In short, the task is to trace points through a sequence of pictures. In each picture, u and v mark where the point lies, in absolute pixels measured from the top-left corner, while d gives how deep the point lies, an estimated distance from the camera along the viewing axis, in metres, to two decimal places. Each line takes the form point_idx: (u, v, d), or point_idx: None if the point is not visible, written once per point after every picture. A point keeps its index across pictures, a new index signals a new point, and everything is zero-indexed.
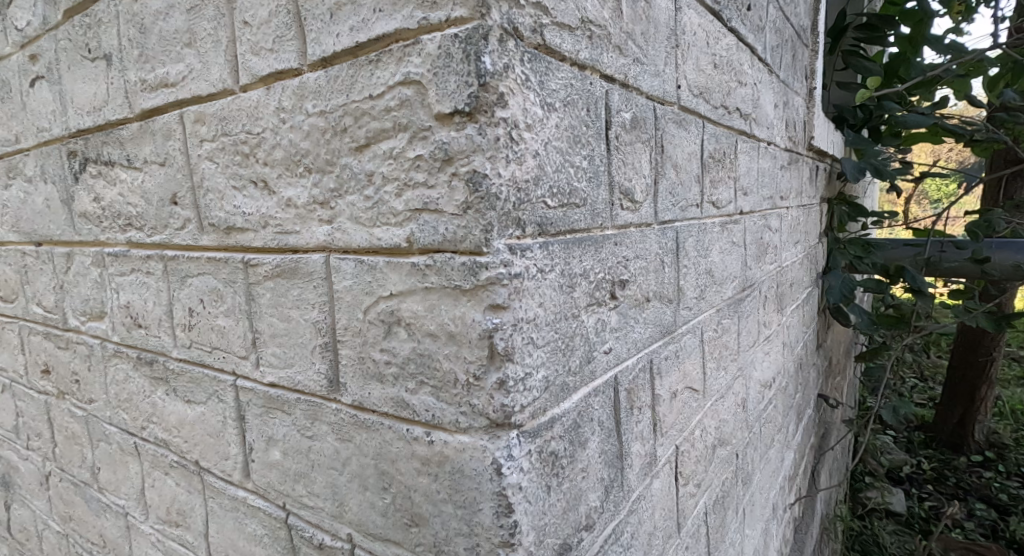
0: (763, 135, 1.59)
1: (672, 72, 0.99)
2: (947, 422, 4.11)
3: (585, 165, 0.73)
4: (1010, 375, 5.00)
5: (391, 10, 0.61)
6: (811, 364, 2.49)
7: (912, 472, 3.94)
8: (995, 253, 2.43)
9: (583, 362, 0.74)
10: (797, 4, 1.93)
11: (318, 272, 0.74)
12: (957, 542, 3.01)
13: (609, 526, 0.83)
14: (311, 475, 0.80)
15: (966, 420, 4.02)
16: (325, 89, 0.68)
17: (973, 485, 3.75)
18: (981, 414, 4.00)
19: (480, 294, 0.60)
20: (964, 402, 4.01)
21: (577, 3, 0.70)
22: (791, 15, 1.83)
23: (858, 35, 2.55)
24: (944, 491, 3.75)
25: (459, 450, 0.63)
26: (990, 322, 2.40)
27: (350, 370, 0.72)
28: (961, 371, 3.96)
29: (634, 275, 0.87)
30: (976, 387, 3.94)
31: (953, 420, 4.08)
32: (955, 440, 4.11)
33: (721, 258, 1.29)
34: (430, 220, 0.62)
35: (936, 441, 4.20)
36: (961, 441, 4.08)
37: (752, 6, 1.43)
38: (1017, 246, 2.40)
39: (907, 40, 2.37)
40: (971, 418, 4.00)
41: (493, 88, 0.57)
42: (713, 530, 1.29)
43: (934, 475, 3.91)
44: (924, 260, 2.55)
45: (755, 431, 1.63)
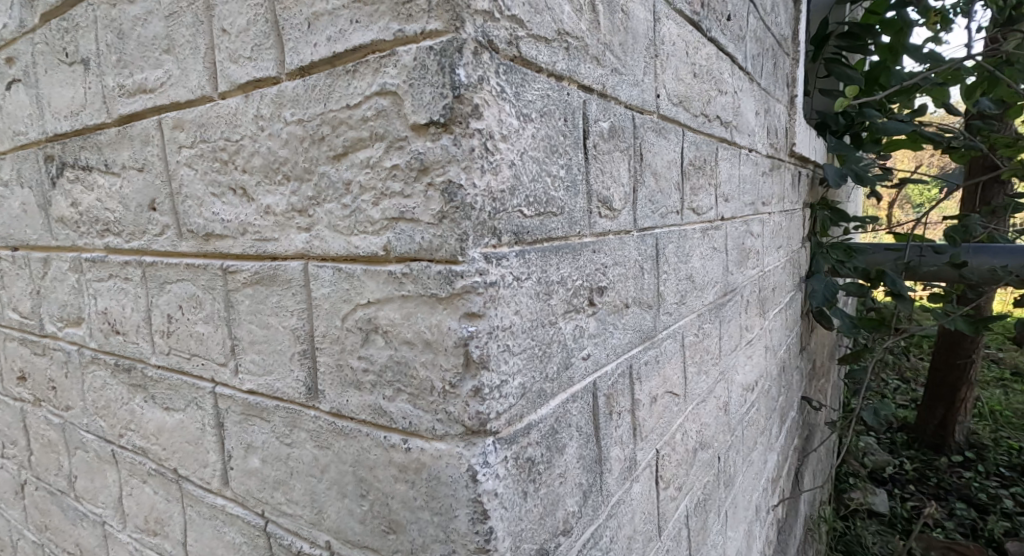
0: (744, 142, 1.61)
1: (651, 81, 1.01)
2: (928, 423, 4.18)
3: (563, 174, 0.74)
4: (989, 377, 5.10)
5: (367, 22, 0.62)
6: (794, 367, 2.52)
7: (895, 473, 3.99)
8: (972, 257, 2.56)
9: (561, 368, 0.75)
10: (778, 13, 1.96)
11: (297, 280, 0.74)
12: (939, 541, 3.06)
13: (587, 530, 0.83)
14: (290, 482, 0.80)
15: (947, 421, 4.09)
16: (303, 98, 0.69)
17: (954, 485, 3.81)
18: (961, 414, 4.07)
19: (456, 302, 0.60)
20: (944, 403, 4.08)
21: (554, 15, 0.71)
22: (772, 24, 1.86)
23: (840, 43, 2.60)
24: (925, 492, 3.81)
25: (435, 456, 0.63)
26: (968, 324, 2.45)
27: (328, 378, 0.72)
28: (943, 372, 4.03)
29: (613, 281, 0.89)
30: (957, 388, 4.01)
31: (934, 420, 4.15)
32: (936, 441, 4.17)
33: (702, 264, 1.31)
34: (406, 228, 0.62)
35: (918, 442, 4.26)
36: (941, 442, 4.15)
37: (732, 16, 1.45)
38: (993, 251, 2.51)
39: (887, 49, 2.42)
40: (951, 418, 4.07)
41: (467, 100, 0.58)
42: (695, 533, 1.30)
43: (916, 476, 3.97)
44: (904, 264, 2.60)
45: (737, 433, 1.65)
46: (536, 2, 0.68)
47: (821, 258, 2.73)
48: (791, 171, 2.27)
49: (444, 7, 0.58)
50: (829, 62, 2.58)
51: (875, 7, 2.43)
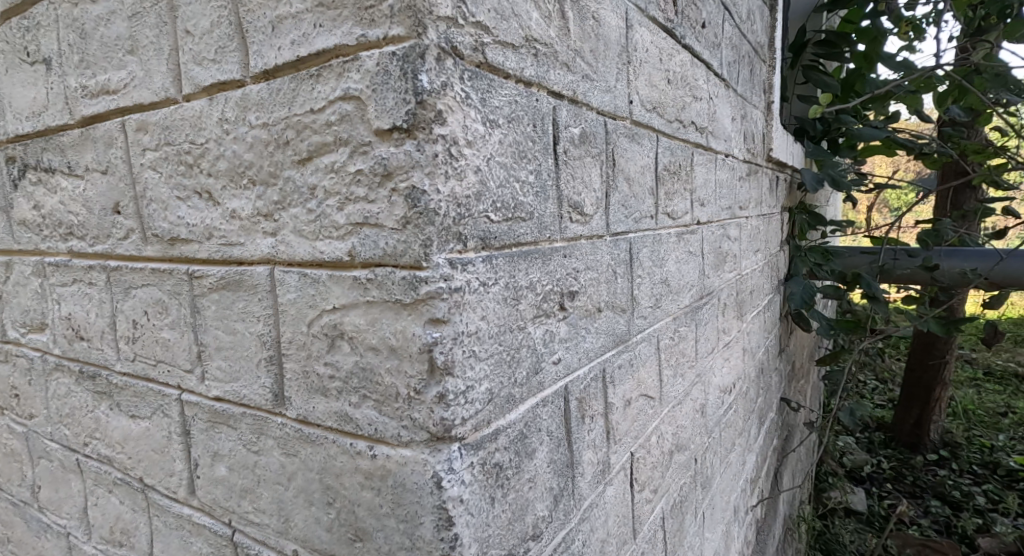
0: (720, 147, 1.63)
1: (624, 87, 1.02)
2: (904, 423, 4.27)
3: (531, 180, 0.74)
4: (962, 377, 5.21)
5: (331, 26, 0.62)
6: (772, 368, 2.55)
7: (873, 471, 4.07)
8: (944, 261, 2.64)
9: (530, 373, 0.75)
10: (753, 20, 1.99)
11: (262, 285, 0.73)
12: (914, 539, 3.12)
13: (558, 534, 0.84)
14: (257, 491, 0.78)
15: (922, 420, 4.19)
16: (268, 102, 0.68)
17: (929, 482, 3.89)
18: (935, 414, 4.17)
19: (421, 307, 0.60)
20: (919, 403, 4.18)
21: (522, 22, 0.71)
22: (747, 32, 1.90)
23: (817, 50, 2.65)
24: (899, 490, 3.89)
25: (401, 463, 0.63)
26: (939, 326, 2.51)
27: (295, 385, 0.71)
28: (918, 372, 4.16)
29: (584, 286, 0.89)
30: (931, 388, 4.12)
31: (910, 420, 4.24)
32: (912, 440, 4.26)
33: (678, 267, 1.32)
34: (370, 234, 0.62)
35: (894, 442, 4.35)
36: (917, 441, 4.24)
37: (706, 23, 1.48)
38: (965, 254, 2.60)
39: (862, 57, 2.48)
40: (926, 418, 4.16)
41: (430, 105, 0.58)
42: (672, 535, 1.31)
43: (893, 474, 4.05)
44: (878, 267, 2.66)
45: (715, 435, 1.67)
46: (502, 8, 0.68)
47: (798, 261, 2.76)
48: (769, 175, 2.30)
49: (407, 12, 0.57)
50: (806, 69, 2.63)
51: (851, 16, 2.49)
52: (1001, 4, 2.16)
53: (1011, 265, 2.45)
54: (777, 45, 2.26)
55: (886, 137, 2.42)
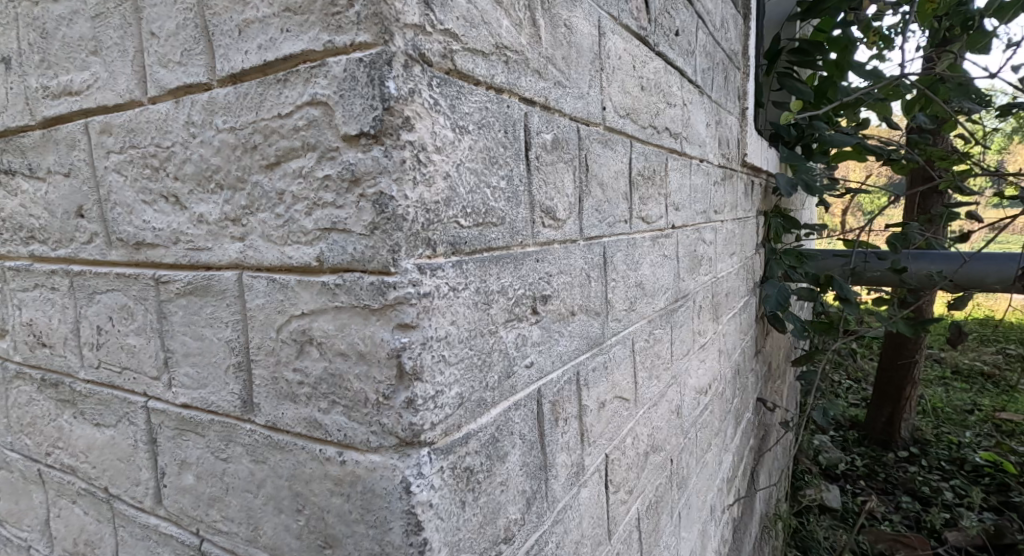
0: (694, 152, 1.66)
1: (597, 94, 1.03)
2: (877, 421, 4.40)
3: (503, 185, 0.75)
4: (932, 376, 5.33)
5: (298, 31, 0.62)
6: (748, 369, 2.59)
7: (847, 469, 4.17)
8: (911, 264, 2.70)
9: (502, 377, 0.75)
10: (727, 28, 2.03)
11: (230, 290, 0.72)
12: (886, 534, 3.21)
13: (532, 536, 0.84)
14: (226, 499, 0.77)
15: (894, 419, 4.31)
16: (235, 106, 0.67)
17: (900, 479, 3.99)
18: (906, 412, 4.29)
19: (389, 312, 0.60)
20: (891, 401, 4.30)
21: (492, 29, 0.72)
22: (721, 39, 1.93)
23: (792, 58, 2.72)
24: (871, 487, 3.98)
25: (370, 469, 0.63)
26: (907, 327, 2.59)
27: (263, 391, 0.71)
28: (889, 372, 4.28)
29: (557, 290, 0.90)
30: (902, 387, 4.25)
31: (882, 418, 4.37)
32: (884, 438, 4.39)
33: (652, 271, 1.34)
34: (338, 239, 0.62)
35: (868, 439, 4.47)
36: (888, 439, 4.36)
37: (680, 31, 1.50)
38: (931, 257, 2.66)
39: (834, 65, 2.55)
40: (897, 416, 4.29)
41: (398, 112, 0.58)
42: (647, 535, 1.32)
43: (866, 472, 4.16)
44: (850, 270, 2.74)
45: (690, 436, 1.69)
46: (472, 16, 0.68)
47: (774, 264, 2.81)
48: (744, 180, 2.34)
49: (373, 20, 0.58)
50: (781, 76, 2.69)
51: (823, 25, 2.55)
52: (964, 16, 2.23)
53: (974, 268, 2.54)
54: (751, 52, 2.31)
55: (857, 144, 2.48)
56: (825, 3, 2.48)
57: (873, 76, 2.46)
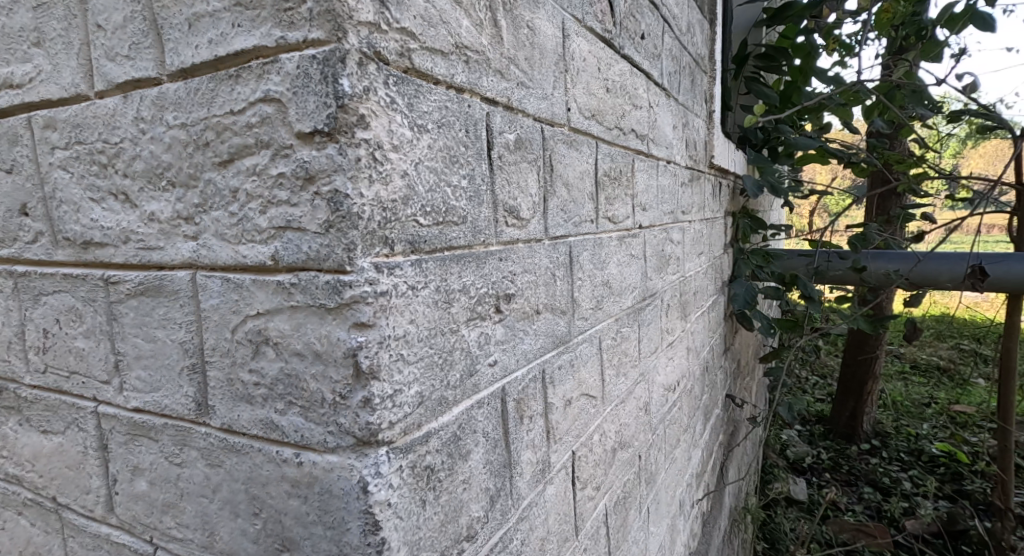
0: (661, 153, 1.69)
1: (561, 95, 1.04)
2: (841, 415, 4.55)
3: (464, 185, 0.75)
4: (892, 370, 5.51)
5: (250, 26, 0.61)
6: (717, 367, 2.64)
7: (813, 463, 4.29)
8: (870, 263, 2.79)
9: (464, 376, 0.76)
10: (693, 31, 2.07)
11: (183, 291, 0.70)
12: (849, 523, 3.35)
13: (495, 534, 0.84)
14: (180, 505, 0.75)
15: (857, 412, 4.47)
16: (186, 101, 0.66)
17: (862, 471, 4.12)
18: (868, 406, 4.46)
19: (345, 311, 0.60)
20: (854, 396, 4.46)
21: (451, 29, 0.72)
22: (687, 43, 1.97)
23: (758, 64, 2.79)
24: (835, 479, 4.11)
25: (327, 469, 0.62)
26: (867, 324, 2.67)
27: (218, 393, 0.69)
28: (852, 367, 4.46)
29: (521, 289, 0.90)
30: (864, 381, 4.42)
31: (846, 412, 4.52)
32: (847, 431, 4.54)
33: (619, 270, 1.36)
34: (293, 238, 0.61)
35: (832, 433, 4.61)
36: (852, 432, 4.51)
37: (646, 34, 1.53)
38: (888, 257, 2.75)
39: (798, 71, 2.63)
40: (860, 410, 4.45)
41: (352, 110, 0.58)
42: (615, 531, 1.34)
43: (831, 464, 4.29)
44: (813, 269, 2.81)
45: (659, 432, 1.72)
46: (430, 15, 0.68)
47: (742, 264, 2.87)
48: (711, 181, 2.39)
49: (326, 17, 0.57)
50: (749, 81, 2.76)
51: (787, 32, 2.63)
52: (917, 25, 2.35)
53: (929, 266, 2.63)
54: (717, 56, 2.35)
55: (820, 146, 2.56)
56: (789, 11, 2.56)
57: (834, 81, 2.54)
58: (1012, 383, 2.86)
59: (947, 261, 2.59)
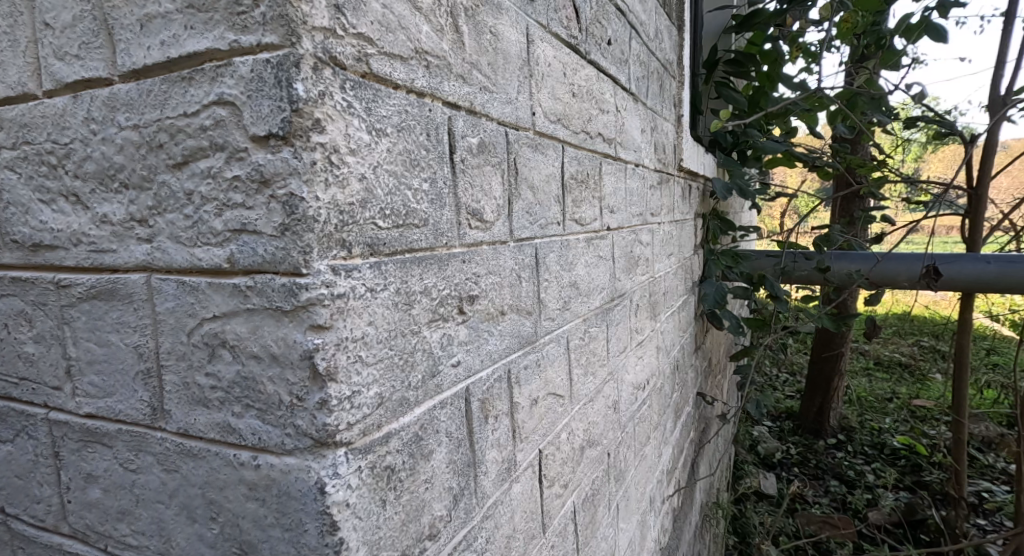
0: (629, 157, 1.72)
1: (526, 99, 1.06)
2: (809, 411, 4.70)
3: (426, 188, 0.76)
4: (857, 367, 5.67)
5: (202, 29, 0.61)
6: (687, 365, 2.69)
7: (782, 457, 4.41)
8: (835, 263, 2.87)
9: (427, 376, 0.76)
10: (661, 38, 2.11)
11: (138, 294, 0.69)
12: (816, 516, 3.46)
13: (459, 533, 0.85)
14: (136, 512, 0.74)
15: (824, 408, 4.62)
16: (138, 102, 0.65)
17: (829, 465, 4.25)
18: (835, 401, 4.61)
19: (300, 314, 0.60)
20: (821, 392, 4.62)
21: (410, 35, 0.73)
22: (655, 49, 2.01)
23: (728, 69, 2.85)
24: (803, 473, 4.23)
25: (285, 471, 0.62)
26: (831, 322, 2.76)
27: (174, 397, 0.69)
28: (820, 365, 4.63)
29: (485, 290, 0.91)
30: (831, 378, 4.58)
31: (814, 408, 4.66)
32: (815, 427, 4.69)
33: (587, 271, 1.38)
34: (249, 241, 0.61)
35: (801, 429, 4.76)
36: (819, 427, 4.66)
37: (613, 40, 1.55)
38: (852, 257, 2.84)
39: (765, 77, 2.70)
40: (827, 406, 4.60)
41: (307, 114, 0.58)
42: (583, 528, 1.36)
43: (799, 459, 4.42)
44: (780, 269, 2.89)
45: (628, 430, 1.74)
46: (388, 21, 0.69)
47: (712, 264, 2.93)
48: (680, 184, 2.43)
49: (279, 22, 0.58)
50: (718, 85, 2.82)
51: (755, 38, 2.70)
52: (876, 35, 2.44)
53: (888, 265, 2.73)
54: (684, 61, 2.40)
55: (785, 150, 2.62)
56: (756, 18, 2.63)
57: (799, 87, 2.62)
58: (964, 376, 2.97)
59: (904, 261, 2.68)
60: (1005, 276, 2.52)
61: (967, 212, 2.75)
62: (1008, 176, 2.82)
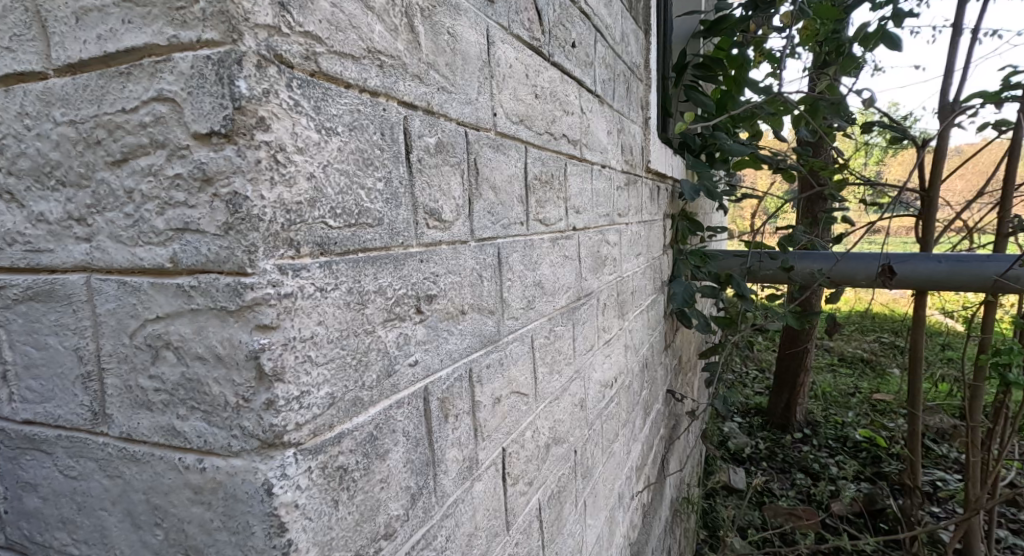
0: (595, 158, 1.74)
1: (487, 100, 1.06)
2: (777, 406, 4.85)
3: (380, 187, 0.76)
4: (822, 363, 5.86)
5: (141, 23, 0.60)
6: (656, 363, 2.73)
7: (752, 453, 4.53)
8: (798, 263, 2.98)
9: (382, 376, 0.76)
10: (627, 41, 2.14)
11: (77, 295, 0.67)
12: (782, 508, 3.56)
13: (417, 532, 0.85)
14: (77, 520, 0.71)
15: (791, 404, 4.77)
16: (74, 97, 0.64)
17: (795, 458, 4.38)
18: (800, 398, 4.76)
19: (246, 314, 0.59)
20: (788, 388, 4.76)
21: (363, 34, 0.72)
22: (621, 52, 2.04)
23: (696, 72, 2.90)
24: (771, 467, 4.34)
25: (231, 474, 0.61)
26: (795, 320, 2.87)
27: (116, 401, 0.67)
28: (787, 361, 4.79)
29: (445, 289, 0.91)
30: (796, 375, 4.72)
31: (781, 404, 4.83)
32: (782, 422, 4.84)
33: (552, 271, 1.40)
34: (192, 240, 0.60)
35: (769, 424, 4.92)
36: (786, 422, 4.81)
37: (577, 43, 1.57)
38: (814, 256, 2.95)
39: (732, 81, 2.76)
40: (793, 402, 4.74)
41: (250, 112, 0.58)
42: (549, 524, 1.37)
43: (768, 453, 4.52)
44: (746, 269, 2.98)
45: (595, 427, 1.77)
46: (338, 19, 0.68)
47: (681, 265, 2.98)
48: (648, 185, 2.47)
49: (219, 18, 0.57)
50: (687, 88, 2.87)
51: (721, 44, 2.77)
52: (835, 42, 2.58)
53: (847, 264, 2.84)
54: (651, 64, 2.44)
55: (750, 152, 2.68)
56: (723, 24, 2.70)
57: (764, 92, 2.70)
58: (918, 370, 3.06)
59: (862, 260, 2.79)
60: (957, 274, 2.60)
61: (920, 213, 2.83)
62: (962, 179, 2.84)
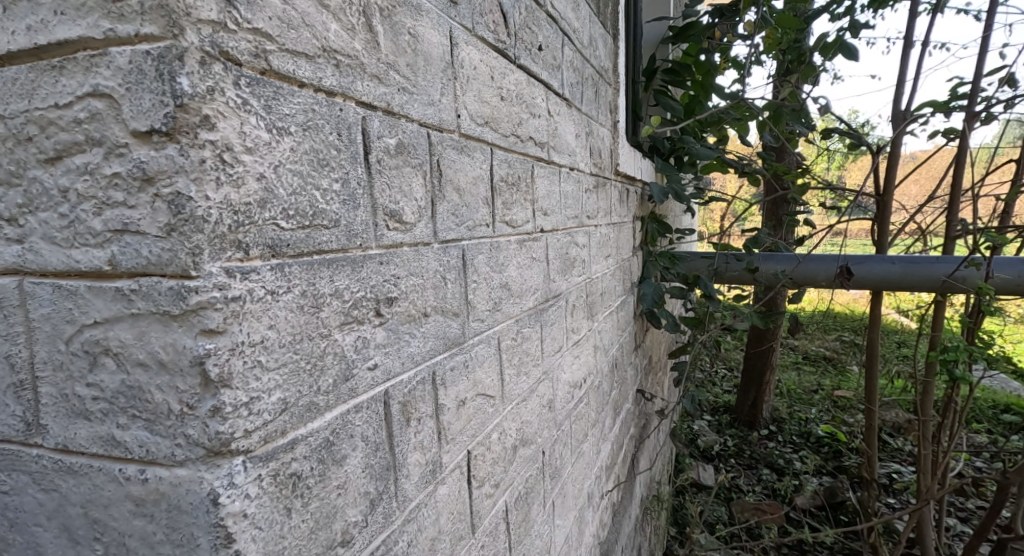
0: (563, 161, 1.76)
1: (450, 102, 1.06)
2: (744, 404, 4.97)
3: (337, 188, 0.74)
4: (788, 360, 6.01)
5: (74, 15, 0.58)
6: (626, 363, 2.75)
7: (720, 450, 4.65)
8: (763, 264, 3.07)
9: (338, 380, 0.74)
10: (595, 45, 2.16)
11: (8, 299, 0.64)
12: (749, 503, 3.64)
13: (377, 538, 0.84)
14: (8, 537, 0.67)
15: (757, 402, 4.89)
16: (2, 91, 0.61)
17: (761, 455, 4.48)
18: (767, 395, 4.87)
19: (191, 318, 0.58)
20: (755, 386, 4.87)
21: (317, 32, 0.71)
22: (589, 56, 2.06)
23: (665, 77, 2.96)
24: (738, 464, 4.44)
25: (174, 484, 0.59)
26: (760, 320, 2.93)
27: (51, 410, 0.64)
28: (753, 360, 4.89)
29: (406, 292, 0.90)
30: (762, 373, 4.83)
31: (748, 403, 4.94)
32: (750, 419, 4.96)
33: (519, 273, 1.40)
34: (132, 241, 0.58)
35: (737, 421, 5.04)
36: (753, 419, 4.93)
37: (543, 46, 1.58)
38: (777, 258, 3.05)
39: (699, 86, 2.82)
40: (760, 399, 4.86)
41: (193, 110, 0.56)
42: (515, 526, 1.37)
43: (735, 450, 4.64)
44: (713, 270, 3.05)
45: (564, 428, 1.77)
46: (289, 17, 0.67)
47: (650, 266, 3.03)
48: (617, 188, 2.50)
49: (159, 12, 0.55)
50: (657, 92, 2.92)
51: (690, 49, 2.83)
52: (798, 51, 2.65)
53: (808, 265, 2.94)
54: (619, 68, 2.47)
55: (717, 156, 2.72)
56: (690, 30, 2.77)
57: (730, 98, 2.76)
58: (876, 368, 3.16)
59: (821, 261, 2.90)
60: (908, 273, 2.70)
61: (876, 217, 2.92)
62: (917, 183, 2.96)
